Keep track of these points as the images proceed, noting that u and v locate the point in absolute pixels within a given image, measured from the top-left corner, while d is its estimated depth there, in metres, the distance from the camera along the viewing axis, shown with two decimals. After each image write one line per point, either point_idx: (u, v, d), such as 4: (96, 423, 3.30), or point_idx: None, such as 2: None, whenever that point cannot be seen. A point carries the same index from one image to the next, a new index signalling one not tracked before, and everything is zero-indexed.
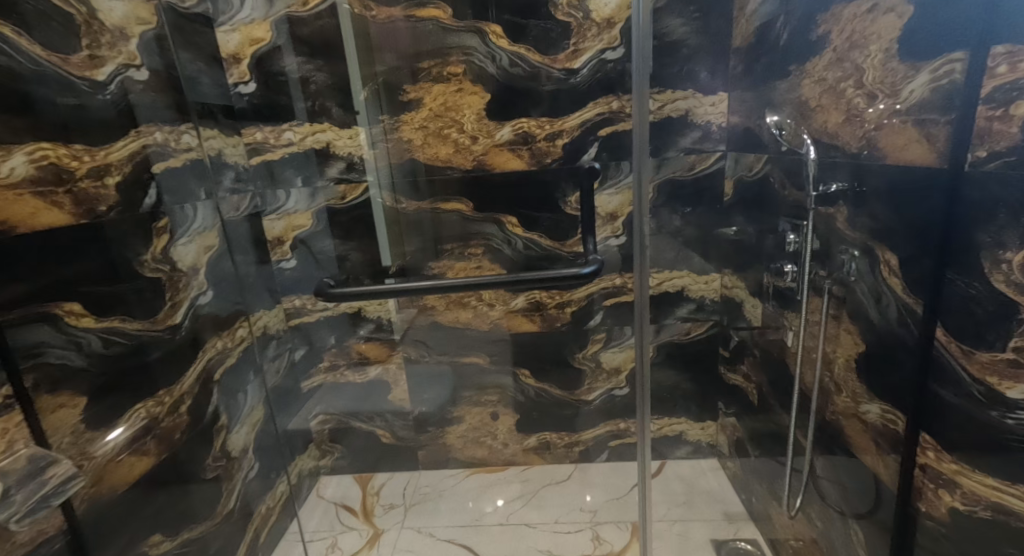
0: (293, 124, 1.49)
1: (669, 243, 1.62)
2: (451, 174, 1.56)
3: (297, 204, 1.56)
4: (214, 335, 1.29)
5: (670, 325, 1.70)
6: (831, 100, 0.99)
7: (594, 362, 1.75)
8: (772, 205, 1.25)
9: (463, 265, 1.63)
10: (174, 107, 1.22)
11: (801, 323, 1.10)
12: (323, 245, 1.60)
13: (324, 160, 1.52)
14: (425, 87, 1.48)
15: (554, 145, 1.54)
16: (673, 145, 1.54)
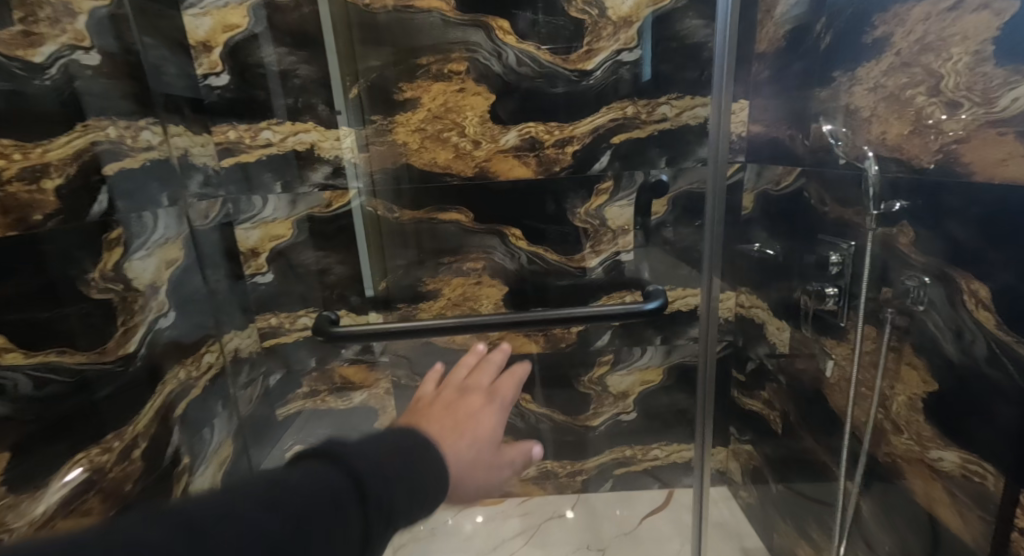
0: (272, 122, 1.31)
1: (683, 259, 1.49)
2: (450, 181, 1.42)
3: (275, 212, 1.39)
4: (176, 364, 1.12)
5: (682, 345, 1.58)
6: (889, 108, 0.87)
7: (601, 386, 1.62)
8: (807, 223, 1.14)
9: (461, 280, 1.49)
10: (133, 98, 1.05)
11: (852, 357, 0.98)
12: (304, 257, 1.44)
13: (307, 163, 1.36)
14: (423, 85, 1.33)
15: (563, 152, 1.41)
16: (692, 155, 1.41)
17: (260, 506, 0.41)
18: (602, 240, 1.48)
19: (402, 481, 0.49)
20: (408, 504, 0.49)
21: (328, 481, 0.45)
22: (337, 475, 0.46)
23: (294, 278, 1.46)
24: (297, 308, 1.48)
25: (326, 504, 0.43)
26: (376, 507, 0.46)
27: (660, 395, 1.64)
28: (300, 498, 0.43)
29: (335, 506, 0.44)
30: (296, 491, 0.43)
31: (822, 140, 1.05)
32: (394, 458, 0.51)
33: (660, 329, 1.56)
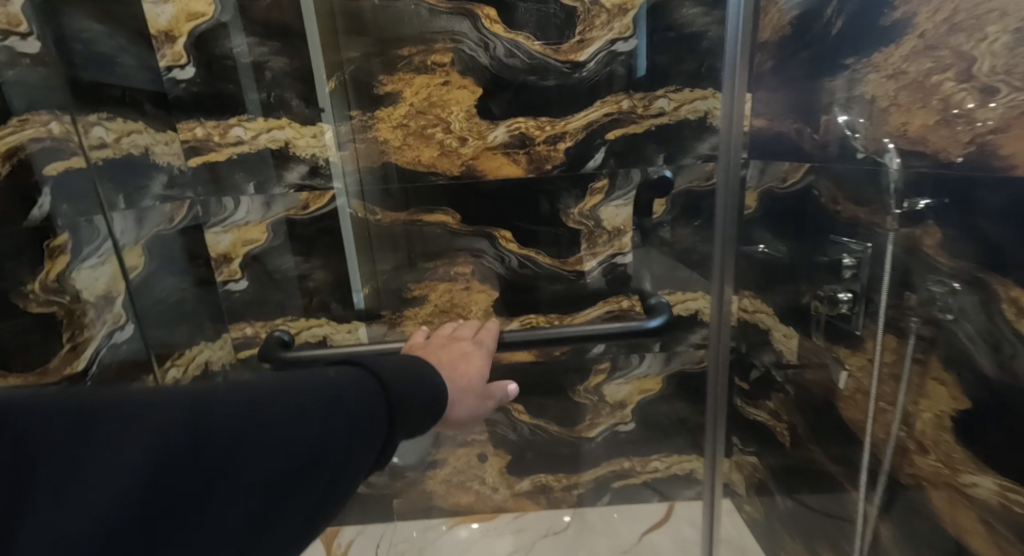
0: (242, 118, 1.23)
1: (682, 262, 1.41)
2: (435, 181, 1.33)
3: (248, 214, 1.31)
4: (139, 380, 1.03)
5: (681, 352, 1.50)
6: (911, 97, 0.80)
7: (597, 396, 1.55)
8: (816, 223, 1.06)
9: (449, 285, 1.41)
10: (66, 90, 0.96)
11: (870, 369, 0.91)
12: (281, 263, 1.36)
13: (281, 162, 1.28)
14: (405, 78, 1.25)
15: (555, 149, 1.33)
16: (691, 151, 1.33)
17: (312, 392, 0.52)
18: (597, 242, 1.40)
19: (418, 390, 0.60)
20: (423, 408, 0.61)
21: (362, 379, 0.56)
22: (374, 379, 0.57)
23: (270, 285, 1.37)
24: (274, 317, 1.39)
25: (365, 397, 0.55)
26: (402, 406, 0.58)
27: (659, 404, 1.56)
28: (345, 388, 0.54)
29: (370, 401, 0.55)
30: (341, 381, 0.54)
31: (833, 133, 0.97)
32: (411, 372, 0.62)
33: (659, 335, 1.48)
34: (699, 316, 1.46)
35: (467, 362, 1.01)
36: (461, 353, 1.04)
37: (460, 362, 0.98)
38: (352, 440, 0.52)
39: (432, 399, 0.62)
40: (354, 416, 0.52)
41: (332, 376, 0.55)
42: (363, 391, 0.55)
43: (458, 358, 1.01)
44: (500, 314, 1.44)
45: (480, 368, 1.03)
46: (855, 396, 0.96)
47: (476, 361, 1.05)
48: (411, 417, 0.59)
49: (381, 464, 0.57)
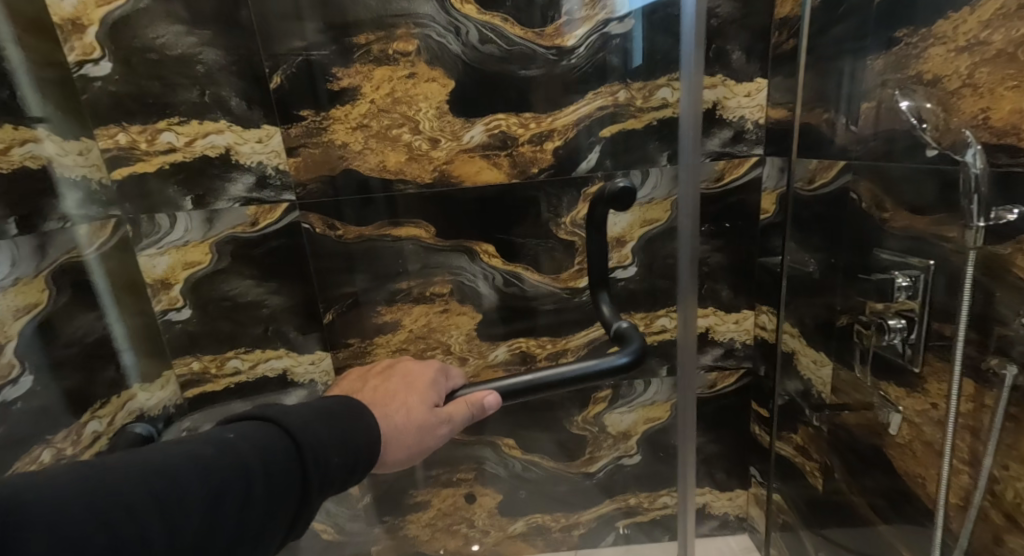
0: (173, 121, 1.05)
1: (690, 275, 1.24)
2: (403, 190, 1.16)
3: (188, 233, 1.13)
4: (30, 455, 0.86)
5: (691, 376, 1.33)
6: (996, 75, 0.62)
7: (598, 427, 1.37)
8: (855, 233, 0.89)
9: (426, 308, 1.23)
10: None
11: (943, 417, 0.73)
12: (230, 288, 1.18)
13: (223, 172, 1.10)
14: (363, 71, 1.07)
15: (541, 149, 1.15)
16: (698, 148, 1.16)
17: (202, 465, 0.49)
18: None
19: (336, 452, 0.57)
20: (347, 463, 0.58)
21: (269, 440, 0.54)
22: (282, 437, 0.55)
23: (219, 314, 1.19)
24: (224, 350, 1.21)
25: (268, 464, 0.52)
26: (318, 469, 0.55)
27: (667, 434, 1.38)
28: (245, 453, 0.52)
29: (273, 467, 0.52)
30: (242, 445, 0.52)
31: (879, 123, 0.80)
32: (331, 427, 0.58)
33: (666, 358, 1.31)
34: (709, 334, 1.29)
35: (405, 394, 0.80)
36: (399, 382, 0.82)
37: (391, 395, 0.79)
38: (248, 513, 0.50)
39: (352, 457, 0.59)
40: (252, 486, 0.50)
41: (228, 440, 0.52)
42: (265, 458, 0.52)
43: (390, 389, 0.80)
44: (484, 338, 1.26)
45: (422, 397, 0.82)
46: (923, 446, 0.78)
47: (416, 390, 0.83)
48: (326, 480, 0.56)
49: (290, 535, 0.54)
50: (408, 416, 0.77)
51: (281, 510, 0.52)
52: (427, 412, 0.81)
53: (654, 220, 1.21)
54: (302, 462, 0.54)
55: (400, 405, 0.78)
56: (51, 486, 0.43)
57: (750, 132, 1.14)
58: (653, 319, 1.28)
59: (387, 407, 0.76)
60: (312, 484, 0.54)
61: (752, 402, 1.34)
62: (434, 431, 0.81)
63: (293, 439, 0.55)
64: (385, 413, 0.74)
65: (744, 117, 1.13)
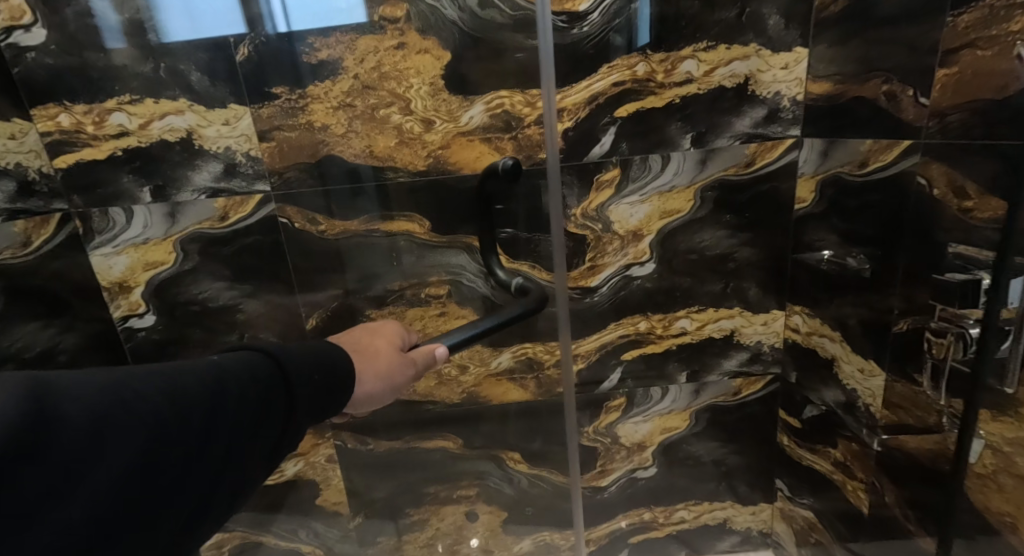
0: (123, 99, 0.91)
1: (713, 272, 1.12)
2: (392, 179, 1.02)
3: (146, 230, 0.99)
4: None
5: (712, 383, 1.20)
6: None
7: (610, 437, 1.25)
8: (923, 223, 0.77)
9: (420, 311, 1.09)
10: None
11: None
12: (197, 291, 1.04)
13: (184, 159, 0.96)
14: (345, 41, 0.94)
15: (550, 131, 0.99)
16: (726, 129, 1.03)
17: (204, 380, 0.46)
18: (607, 250, 1.10)
19: (319, 382, 0.55)
20: (323, 395, 0.56)
21: (260, 365, 0.51)
22: (272, 364, 0.52)
23: (184, 322, 1.05)
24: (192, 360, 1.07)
25: (261, 388, 0.49)
26: (302, 398, 0.52)
27: (686, 445, 1.26)
28: (239, 371, 0.49)
29: (264, 389, 0.50)
30: (234, 365, 0.49)
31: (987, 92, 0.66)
32: (317, 363, 0.56)
33: (685, 363, 1.19)
34: (734, 337, 1.17)
35: (371, 339, 0.76)
36: (363, 331, 0.79)
37: (362, 343, 0.73)
38: (242, 432, 0.47)
39: (332, 392, 0.56)
40: (247, 407, 0.48)
41: (223, 362, 0.49)
42: (257, 380, 0.49)
43: (358, 339, 0.74)
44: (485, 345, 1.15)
45: (388, 340, 0.79)
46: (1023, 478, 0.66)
47: (382, 336, 0.80)
48: (307, 411, 0.54)
49: (271, 460, 0.52)
50: (382, 358, 0.73)
51: (267, 434, 0.49)
52: (397, 354, 0.77)
53: (676, 210, 1.08)
54: (288, 389, 0.52)
55: (374, 354, 0.72)
56: (56, 377, 0.39)
57: (786, 110, 1.02)
58: (673, 322, 1.16)
59: (362, 353, 0.70)
60: (296, 414, 0.52)
61: (779, 411, 1.22)
62: (405, 372, 0.77)
63: (280, 368, 0.52)
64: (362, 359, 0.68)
65: (780, 93, 1.00)
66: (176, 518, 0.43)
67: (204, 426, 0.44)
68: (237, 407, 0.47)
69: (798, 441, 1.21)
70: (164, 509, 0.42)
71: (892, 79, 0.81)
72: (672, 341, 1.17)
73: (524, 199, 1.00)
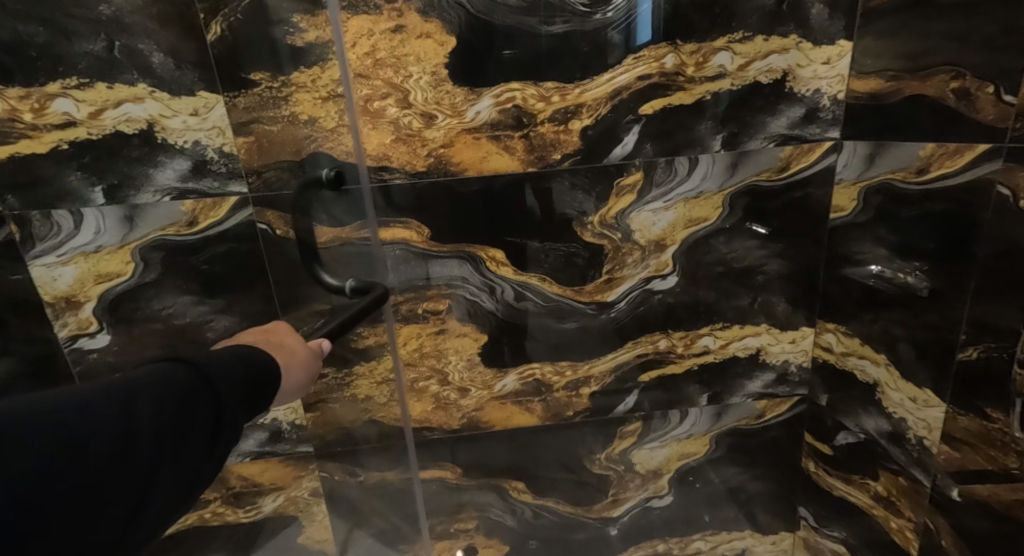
0: (69, 84, 0.77)
1: (740, 284, 1.03)
2: (390, 180, 0.91)
3: (99, 236, 0.84)
4: None
5: (735, 406, 1.12)
6: None
7: (623, 465, 1.15)
8: (1003, 240, 0.68)
9: (416, 329, 1.02)
10: None
11: None
12: (161, 307, 0.90)
13: (145, 155, 0.82)
14: (334, 21, 0.81)
15: (565, 130, 0.91)
16: (761, 130, 0.93)
17: (123, 393, 0.41)
18: (625, 261, 1.00)
19: (247, 378, 0.50)
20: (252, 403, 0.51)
21: (188, 373, 0.46)
22: (203, 373, 0.47)
23: (145, 343, 0.91)
24: None
25: (191, 396, 0.44)
26: (233, 407, 0.48)
27: (704, 472, 1.17)
28: (151, 379, 0.43)
29: (184, 392, 0.44)
30: (142, 376, 0.43)
31: None
32: (241, 363, 0.51)
33: (706, 384, 1.10)
34: (760, 356, 1.08)
35: (273, 334, 0.66)
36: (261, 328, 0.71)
37: (267, 338, 0.64)
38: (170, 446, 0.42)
39: (262, 390, 0.52)
40: (173, 417, 0.43)
41: (145, 374, 0.44)
42: (174, 383, 0.44)
43: (257, 335, 0.64)
44: (489, 366, 1.06)
45: (293, 334, 0.71)
46: None
47: (283, 331, 0.70)
48: (239, 408, 0.49)
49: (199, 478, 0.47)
50: (300, 349, 0.66)
51: (195, 439, 0.44)
52: (309, 348, 0.70)
53: (702, 217, 0.98)
54: (219, 398, 0.46)
55: (288, 348, 0.64)
56: None
57: (826, 110, 0.92)
58: (695, 340, 1.06)
59: (278, 350, 0.62)
60: (227, 424, 0.47)
61: (805, 434, 1.12)
62: (314, 364, 0.70)
63: (198, 370, 0.46)
64: (285, 361, 0.60)
65: (820, 91, 0.91)
66: (102, 541, 0.38)
67: (121, 435, 0.39)
68: (155, 413, 0.42)
69: (815, 467, 1.12)
70: (87, 533, 0.37)
71: (964, 74, 0.72)
72: (693, 361, 1.08)
73: (518, 204, 0.95)
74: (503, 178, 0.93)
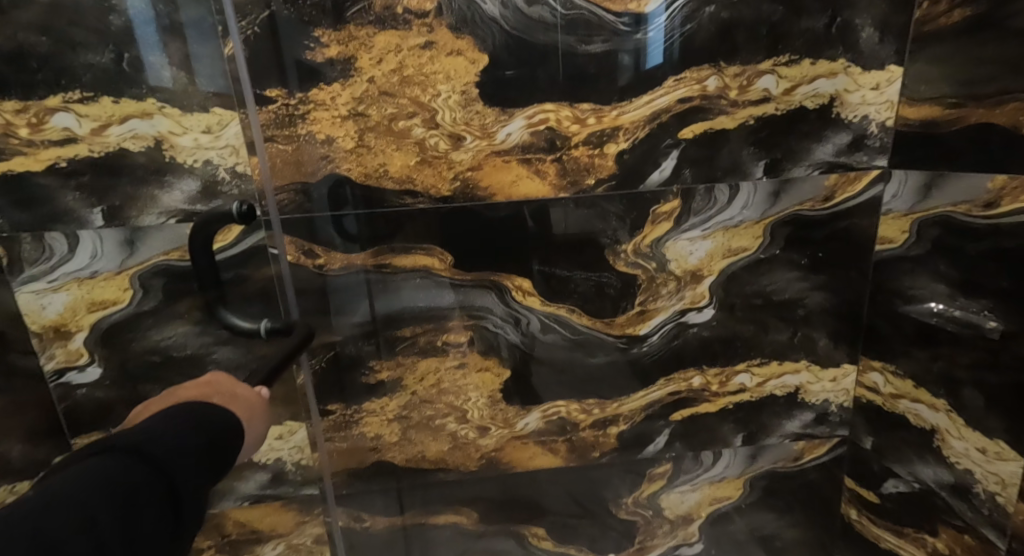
0: (71, 97, 0.70)
1: (780, 318, 0.97)
2: (413, 205, 0.85)
3: (95, 261, 0.77)
4: None
5: (772, 447, 1.05)
6: None
7: (650, 510, 1.07)
8: None
9: (434, 363, 0.94)
10: None
11: None
12: (159, 337, 0.82)
13: (149, 175, 0.76)
14: (359, 36, 0.76)
15: (600, 154, 0.86)
16: (805, 157, 0.89)
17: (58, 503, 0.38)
18: (659, 293, 0.94)
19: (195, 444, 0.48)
20: (207, 468, 0.49)
21: (128, 460, 0.43)
22: (146, 456, 0.44)
23: (140, 377, 0.82)
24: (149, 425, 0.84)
25: (137, 482, 0.42)
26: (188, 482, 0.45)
27: (737, 517, 1.10)
28: (72, 489, 0.39)
29: (125, 491, 0.41)
30: (67, 488, 0.39)
31: None
32: (188, 433, 0.48)
33: (741, 424, 1.03)
34: (799, 395, 1.02)
35: (220, 384, 0.63)
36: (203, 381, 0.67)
37: (215, 390, 0.60)
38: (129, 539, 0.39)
39: (222, 456, 0.50)
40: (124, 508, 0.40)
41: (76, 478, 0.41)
42: (111, 479, 0.41)
43: (203, 387, 0.62)
44: (511, 403, 0.98)
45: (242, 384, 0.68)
46: None
47: (232, 381, 0.67)
48: (196, 478, 0.47)
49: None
50: (252, 396, 0.64)
51: (151, 533, 0.41)
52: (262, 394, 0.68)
53: (742, 247, 0.93)
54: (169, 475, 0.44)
55: (242, 397, 0.62)
56: None
57: (873, 137, 0.88)
58: (731, 377, 1.00)
59: (233, 401, 0.59)
60: (184, 498, 0.45)
61: (846, 480, 1.07)
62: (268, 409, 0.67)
63: (135, 453, 0.44)
64: (246, 415, 0.59)
65: (868, 117, 0.87)
66: None
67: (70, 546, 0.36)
68: (95, 523, 0.38)
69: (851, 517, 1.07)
70: None
71: None
72: (728, 399, 1.02)
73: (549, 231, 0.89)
74: (533, 203, 0.88)
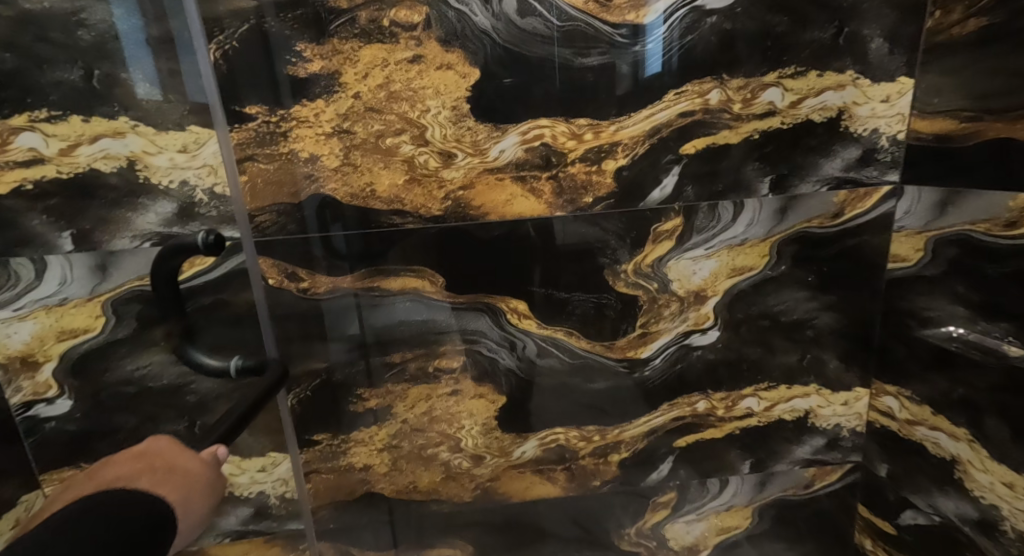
0: (35, 115, 0.65)
1: (789, 340, 0.93)
2: (402, 225, 0.81)
3: (65, 287, 0.72)
4: None
5: (781, 474, 1.00)
6: None
7: (654, 541, 1.02)
8: None
9: (425, 390, 0.90)
10: None
11: None
12: (134, 367, 0.76)
13: (124, 197, 0.72)
14: (344, 50, 0.72)
15: (598, 171, 0.82)
16: (813, 173, 0.85)
17: None
18: (662, 315, 0.90)
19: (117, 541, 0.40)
20: None
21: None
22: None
23: (115, 407, 0.76)
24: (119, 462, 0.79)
25: None
26: None
27: (745, 548, 1.04)
28: None
29: None
30: None
31: None
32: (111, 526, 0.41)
33: (749, 450, 0.99)
34: (809, 420, 0.97)
35: (156, 457, 0.56)
36: (134, 452, 0.60)
37: (147, 465, 0.53)
38: None
39: (146, 555, 0.42)
40: None
41: None
42: None
43: (136, 461, 0.55)
44: (507, 431, 0.94)
45: (181, 452, 0.61)
46: None
47: (171, 450, 0.61)
48: None
49: None
50: (192, 470, 0.57)
51: None
52: (203, 464, 0.61)
53: (748, 266, 0.89)
54: None
55: (180, 472, 0.55)
56: None
57: (884, 151, 0.84)
58: (737, 401, 0.96)
59: (169, 477, 0.53)
60: None
61: (858, 506, 1.02)
62: (210, 480, 0.61)
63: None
64: (183, 494, 0.52)
65: (878, 131, 0.83)
66: None
67: None
68: None
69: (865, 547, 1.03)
70: None
71: None
72: (734, 425, 0.97)
73: (545, 251, 0.85)
74: (528, 222, 0.84)
